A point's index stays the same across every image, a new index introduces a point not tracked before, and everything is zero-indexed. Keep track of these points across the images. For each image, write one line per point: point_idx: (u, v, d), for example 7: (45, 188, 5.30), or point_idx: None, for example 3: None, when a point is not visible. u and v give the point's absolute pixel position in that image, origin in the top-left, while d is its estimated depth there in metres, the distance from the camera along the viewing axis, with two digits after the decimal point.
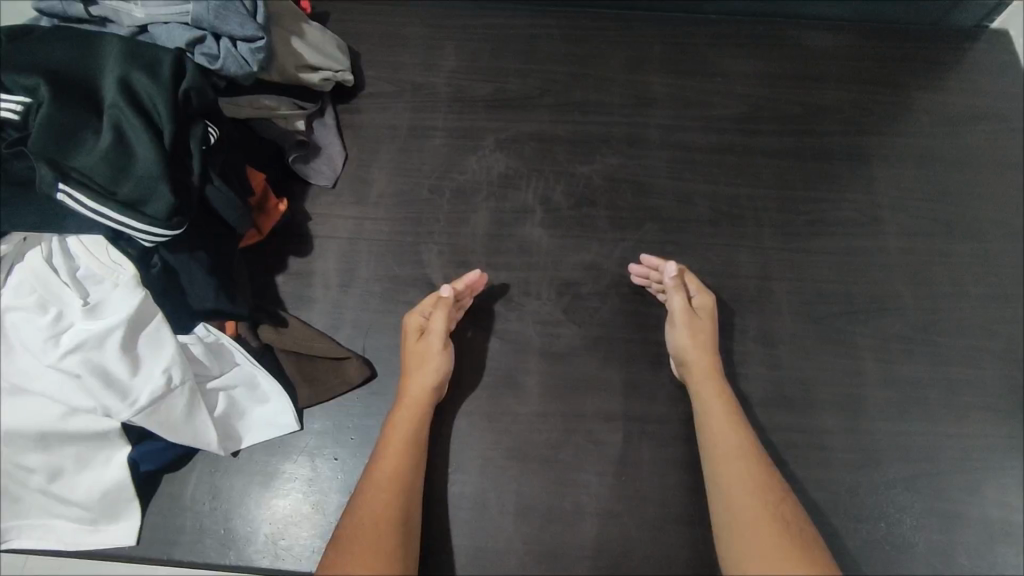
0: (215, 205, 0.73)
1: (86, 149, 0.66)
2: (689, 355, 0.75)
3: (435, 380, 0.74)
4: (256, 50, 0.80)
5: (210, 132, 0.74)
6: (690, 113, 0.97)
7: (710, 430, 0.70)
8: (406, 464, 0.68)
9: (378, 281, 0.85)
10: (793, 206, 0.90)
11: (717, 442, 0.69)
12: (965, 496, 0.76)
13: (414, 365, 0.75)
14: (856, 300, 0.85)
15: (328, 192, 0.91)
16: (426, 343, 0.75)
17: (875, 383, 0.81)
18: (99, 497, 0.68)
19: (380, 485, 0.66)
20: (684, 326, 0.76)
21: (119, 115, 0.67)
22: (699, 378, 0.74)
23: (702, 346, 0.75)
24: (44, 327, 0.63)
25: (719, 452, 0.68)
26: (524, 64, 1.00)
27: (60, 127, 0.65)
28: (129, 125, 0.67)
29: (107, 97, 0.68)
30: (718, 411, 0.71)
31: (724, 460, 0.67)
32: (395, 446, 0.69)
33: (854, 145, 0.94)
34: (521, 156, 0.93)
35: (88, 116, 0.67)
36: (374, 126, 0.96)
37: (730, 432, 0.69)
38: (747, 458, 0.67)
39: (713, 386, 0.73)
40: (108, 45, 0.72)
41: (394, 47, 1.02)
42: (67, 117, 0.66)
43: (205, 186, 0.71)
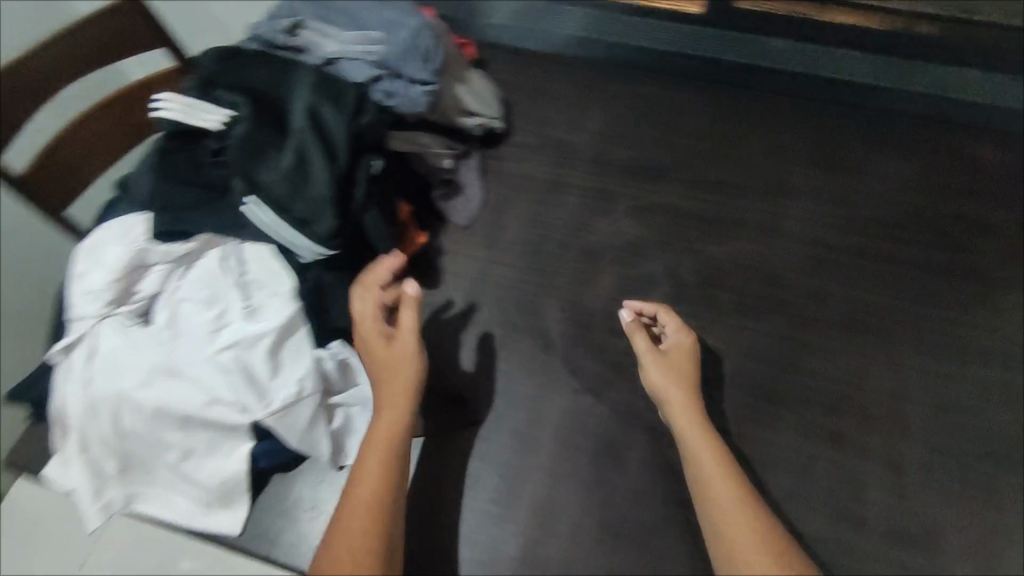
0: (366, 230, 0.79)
1: (270, 164, 0.72)
2: (676, 411, 0.71)
3: (407, 383, 0.71)
4: (427, 94, 0.86)
5: (374, 162, 0.79)
6: (832, 208, 0.94)
7: (717, 501, 0.64)
8: (388, 479, 0.66)
9: (496, 325, 0.87)
10: (935, 325, 0.85)
11: (724, 516, 0.63)
12: None
13: (389, 363, 0.72)
14: (998, 440, 0.78)
15: (463, 231, 0.96)
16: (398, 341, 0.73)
17: (1010, 537, 0.74)
18: (219, 483, 0.73)
19: (362, 498, 0.64)
20: (667, 374, 0.74)
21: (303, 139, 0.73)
22: (684, 426, 0.70)
23: (685, 400, 0.71)
24: (208, 321, 0.70)
25: (727, 525, 0.62)
26: (668, 136, 1.02)
27: (253, 143, 0.72)
28: (309, 149, 0.73)
29: (294, 120, 0.75)
30: (717, 475, 0.65)
31: (733, 537, 0.61)
32: (376, 458, 0.67)
33: (1014, 269, 0.88)
34: (652, 226, 0.94)
35: (275, 135, 0.74)
36: (515, 174, 1.00)
37: (737, 506, 0.63)
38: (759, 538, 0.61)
39: (707, 445, 0.68)
40: (301, 71, 0.79)
41: (544, 103, 1.07)
42: (259, 134, 0.73)
43: (362, 213, 0.77)
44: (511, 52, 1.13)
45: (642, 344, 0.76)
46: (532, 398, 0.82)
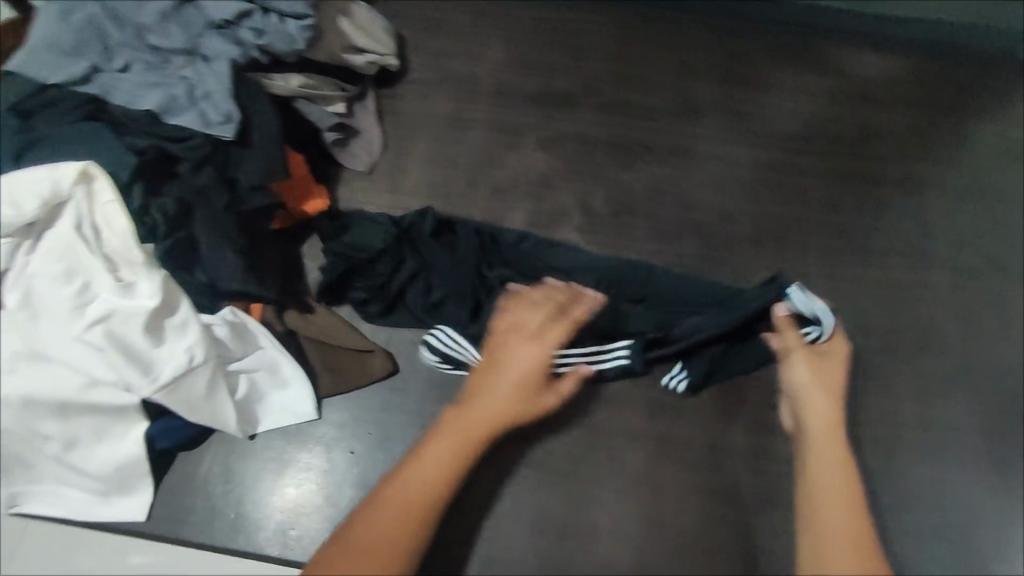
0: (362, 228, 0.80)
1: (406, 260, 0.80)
2: (815, 412, 0.70)
3: (497, 413, 0.67)
4: (304, 28, 0.78)
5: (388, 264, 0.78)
6: (740, 127, 0.93)
7: (816, 511, 0.64)
8: (428, 496, 0.62)
9: None
10: (839, 231, 0.87)
11: (829, 530, 0.62)
12: (994, 550, 0.71)
13: (490, 384, 0.68)
14: (900, 335, 0.80)
15: (363, 178, 0.90)
16: (505, 369, 0.69)
17: (911, 424, 0.76)
18: (114, 470, 0.67)
19: (395, 507, 0.61)
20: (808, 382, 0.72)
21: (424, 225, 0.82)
22: (828, 432, 0.69)
23: (831, 407, 0.70)
24: (69, 297, 0.63)
25: (832, 529, 0.62)
26: (572, 62, 0.98)
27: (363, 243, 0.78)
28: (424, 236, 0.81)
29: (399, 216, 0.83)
30: (833, 476, 0.65)
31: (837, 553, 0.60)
32: (428, 475, 0.63)
33: (910, 173, 0.90)
34: (562, 156, 0.91)
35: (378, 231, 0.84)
36: (414, 114, 0.94)
37: (849, 522, 0.62)
38: (849, 544, 0.61)
39: (834, 451, 0.67)
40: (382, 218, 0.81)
41: (441, 35, 1.00)
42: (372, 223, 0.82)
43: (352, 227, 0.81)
44: None
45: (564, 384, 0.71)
46: None
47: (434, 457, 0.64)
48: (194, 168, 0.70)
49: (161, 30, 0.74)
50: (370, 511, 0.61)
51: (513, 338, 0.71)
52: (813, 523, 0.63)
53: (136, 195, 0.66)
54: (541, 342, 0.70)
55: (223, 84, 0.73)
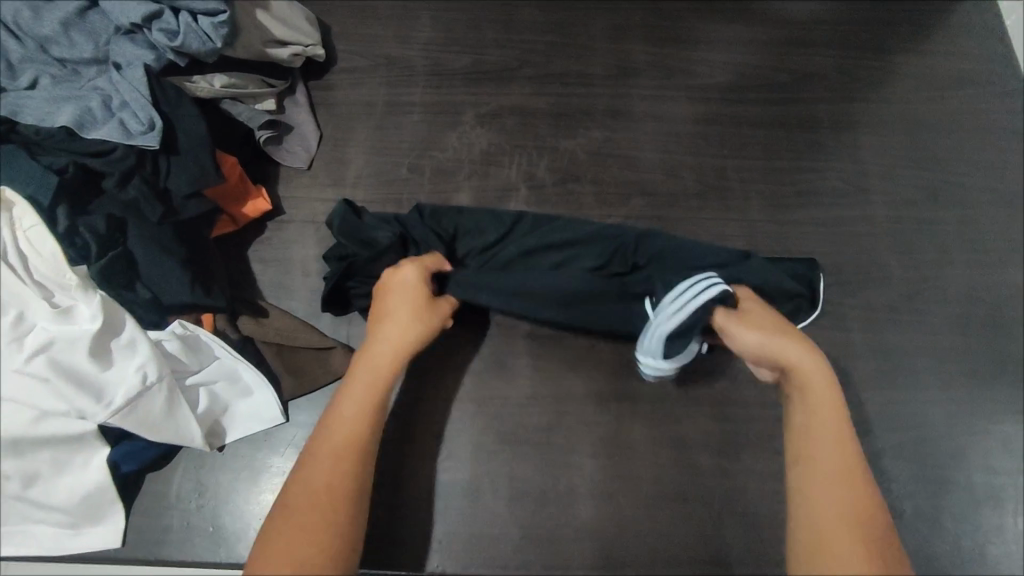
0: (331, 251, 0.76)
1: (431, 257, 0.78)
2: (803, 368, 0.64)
3: (396, 354, 0.67)
4: (218, 24, 0.74)
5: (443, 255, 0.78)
6: (674, 84, 0.94)
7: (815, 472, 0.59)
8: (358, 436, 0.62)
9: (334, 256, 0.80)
10: (779, 177, 0.89)
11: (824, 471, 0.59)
12: (951, 462, 0.74)
13: (377, 329, 0.69)
14: (844, 270, 0.83)
15: (303, 174, 0.88)
16: (384, 313, 0.70)
17: (863, 354, 0.78)
18: (80, 501, 0.65)
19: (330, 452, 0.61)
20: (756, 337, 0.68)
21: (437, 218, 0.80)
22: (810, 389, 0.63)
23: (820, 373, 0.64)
24: (4, 330, 0.60)
25: (821, 497, 0.58)
26: (503, 35, 0.97)
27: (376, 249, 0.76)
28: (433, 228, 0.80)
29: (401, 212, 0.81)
30: (825, 425, 0.61)
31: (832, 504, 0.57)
32: (344, 425, 0.63)
33: (839, 112, 0.92)
34: (502, 131, 0.91)
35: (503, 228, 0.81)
36: (348, 104, 0.92)
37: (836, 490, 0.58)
38: (841, 476, 0.59)
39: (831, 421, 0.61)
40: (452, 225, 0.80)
41: (367, 19, 0.97)
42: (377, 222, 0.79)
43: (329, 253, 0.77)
44: None
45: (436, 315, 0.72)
46: None
47: (354, 400, 0.64)
48: (120, 183, 0.68)
49: (67, 41, 0.72)
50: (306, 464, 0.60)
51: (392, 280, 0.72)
52: (801, 458, 0.61)
53: (61, 217, 0.64)
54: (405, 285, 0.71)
55: (139, 92, 0.70)
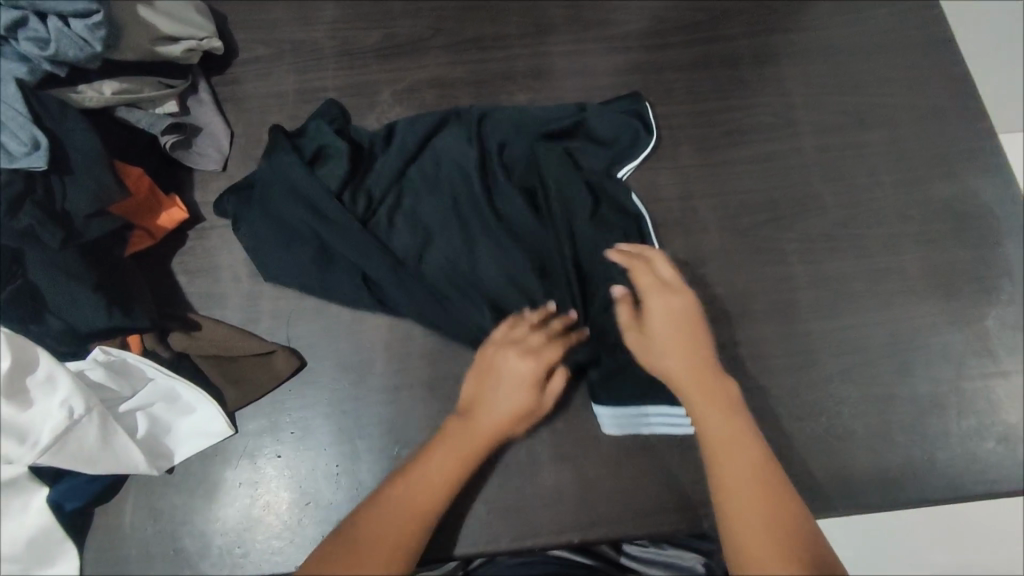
0: (278, 225, 0.76)
1: (368, 197, 0.78)
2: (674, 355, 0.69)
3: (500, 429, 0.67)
4: (94, 26, 0.69)
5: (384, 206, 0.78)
6: (592, 35, 0.92)
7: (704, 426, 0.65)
8: (429, 494, 0.63)
9: (269, 208, 0.76)
10: (707, 119, 0.88)
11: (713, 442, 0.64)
12: (895, 378, 0.76)
13: (489, 397, 0.68)
14: (779, 205, 0.83)
15: (220, 177, 0.84)
16: (497, 384, 0.68)
17: (804, 285, 0.79)
18: (25, 547, 0.63)
19: (407, 502, 0.62)
20: (668, 331, 0.70)
21: (313, 151, 0.78)
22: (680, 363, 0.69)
23: (689, 361, 0.68)
24: None
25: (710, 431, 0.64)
26: (410, 4, 0.92)
27: (331, 215, 0.75)
28: (328, 162, 0.78)
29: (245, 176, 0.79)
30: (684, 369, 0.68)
31: (718, 441, 0.64)
32: (433, 483, 0.64)
33: (759, 46, 0.92)
34: (421, 107, 0.88)
35: (384, 141, 0.81)
36: (257, 96, 0.88)
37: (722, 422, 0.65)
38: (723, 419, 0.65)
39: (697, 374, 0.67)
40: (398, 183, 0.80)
41: (264, 4, 0.92)
42: (273, 184, 0.76)
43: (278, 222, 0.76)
44: None
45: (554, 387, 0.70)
46: (351, 324, 0.76)
47: (438, 472, 0.64)
48: (9, 210, 0.63)
49: None
50: (382, 503, 0.62)
51: (508, 350, 0.69)
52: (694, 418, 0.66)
53: None
54: (538, 357, 0.69)
55: (15, 109, 0.64)
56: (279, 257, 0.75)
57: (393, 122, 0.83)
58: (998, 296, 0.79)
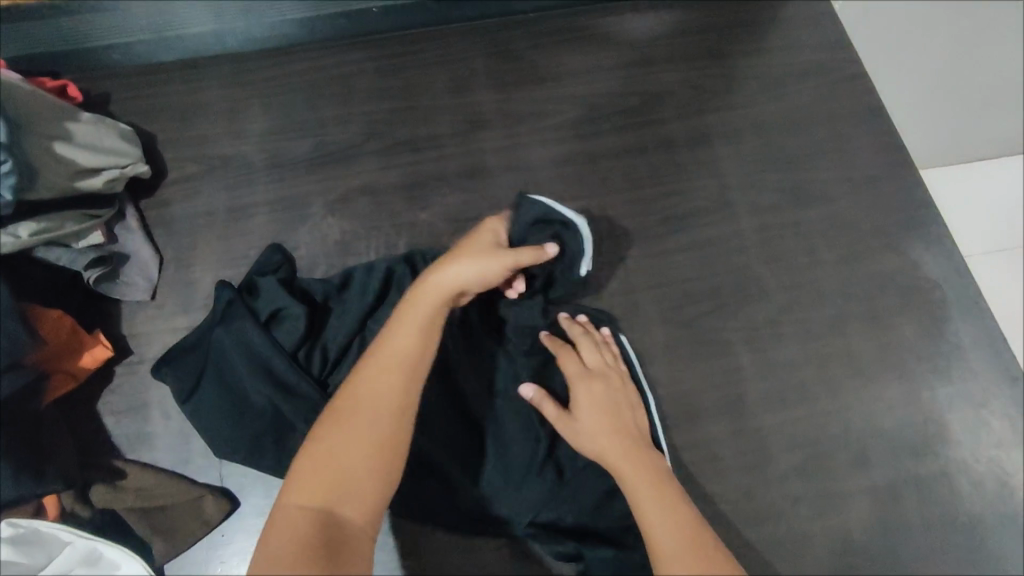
0: (231, 404, 0.71)
1: (320, 355, 0.74)
2: (607, 437, 0.66)
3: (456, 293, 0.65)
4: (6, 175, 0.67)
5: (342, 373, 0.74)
6: (525, 128, 0.91)
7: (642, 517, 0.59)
8: (396, 412, 0.57)
9: (221, 389, 0.71)
10: (644, 207, 0.87)
11: (652, 528, 0.58)
12: (854, 470, 0.73)
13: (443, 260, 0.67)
14: (722, 293, 0.81)
15: (149, 305, 0.82)
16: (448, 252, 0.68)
17: (754, 376, 0.77)
18: None
19: (382, 385, 0.58)
20: (597, 419, 0.68)
21: (270, 312, 0.73)
22: (613, 449, 0.65)
23: (623, 445, 0.65)
24: None
25: (650, 523, 0.58)
26: (341, 110, 0.92)
27: (288, 380, 0.70)
28: (285, 321, 0.73)
29: (189, 337, 0.74)
30: (618, 451, 0.65)
31: (658, 527, 0.57)
32: (395, 362, 0.60)
33: (693, 128, 0.91)
34: (355, 215, 0.86)
35: (338, 291, 0.78)
36: (187, 217, 0.86)
37: (660, 503, 0.59)
38: (664, 505, 0.59)
39: (632, 460, 0.64)
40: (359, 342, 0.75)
41: (194, 121, 0.92)
42: (227, 352, 0.71)
43: (230, 397, 0.71)
44: (132, 71, 0.94)
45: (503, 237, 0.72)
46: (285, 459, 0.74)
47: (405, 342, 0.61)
48: None
49: None
50: (345, 402, 0.57)
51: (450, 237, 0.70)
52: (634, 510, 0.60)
53: None
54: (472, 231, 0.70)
55: None
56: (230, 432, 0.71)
57: (346, 268, 0.79)
58: (948, 373, 0.78)
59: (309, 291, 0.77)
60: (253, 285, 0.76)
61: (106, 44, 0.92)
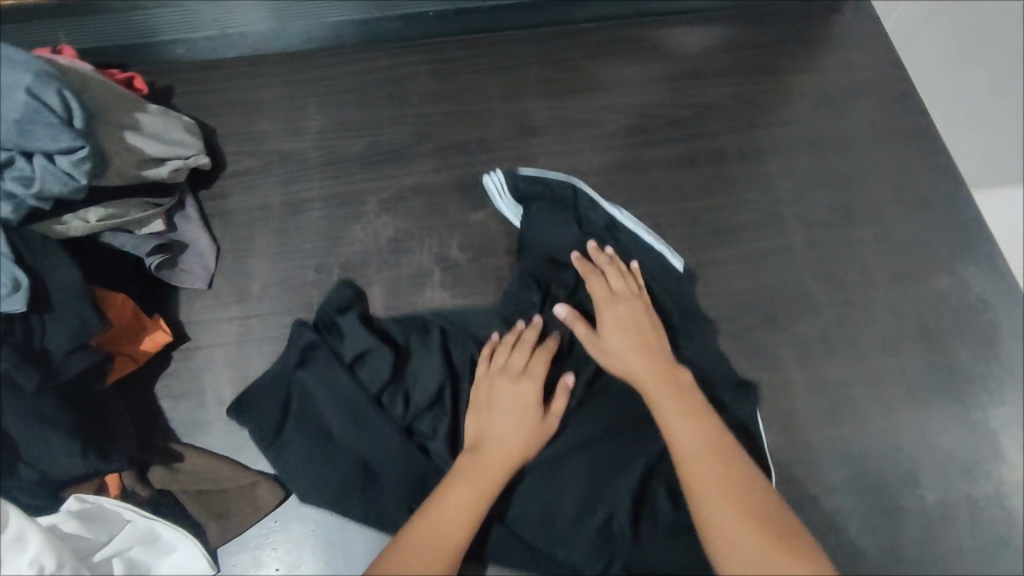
0: (320, 445, 0.72)
1: (404, 398, 0.73)
2: (640, 356, 0.71)
3: (512, 452, 0.68)
4: (80, 161, 0.68)
5: (426, 421, 0.74)
6: (578, 135, 0.93)
7: (667, 428, 0.65)
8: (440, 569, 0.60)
9: (309, 423, 0.73)
10: (695, 217, 0.87)
11: (678, 442, 0.64)
12: (905, 489, 0.73)
13: (493, 430, 0.70)
14: (772, 306, 0.82)
15: (205, 294, 0.84)
16: (496, 411, 0.71)
17: (803, 391, 0.77)
18: None
19: (425, 556, 0.60)
20: (622, 339, 0.73)
21: (355, 354, 0.73)
22: (638, 367, 0.71)
23: (648, 364, 0.70)
24: None
25: (675, 434, 0.64)
26: (397, 111, 0.94)
27: (372, 423, 0.72)
28: (370, 364, 0.74)
29: (265, 377, 0.74)
30: (641, 367, 0.70)
31: (682, 439, 0.64)
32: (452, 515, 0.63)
33: (744, 141, 0.92)
34: (408, 214, 0.88)
35: (422, 335, 0.77)
36: (245, 209, 0.88)
37: (683, 416, 0.65)
38: (686, 417, 0.65)
39: (653, 374, 0.69)
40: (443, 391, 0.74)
41: (253, 116, 0.94)
42: (316, 391, 0.72)
43: (321, 441, 0.72)
44: (195, 65, 0.97)
45: (555, 407, 0.71)
46: None
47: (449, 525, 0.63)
48: None
49: None
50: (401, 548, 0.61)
51: (500, 381, 0.72)
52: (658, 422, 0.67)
53: None
54: (529, 376, 0.72)
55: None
56: (310, 471, 0.71)
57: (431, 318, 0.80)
58: (1000, 396, 0.78)
59: (391, 335, 0.77)
60: (336, 325, 0.76)
61: (173, 38, 0.94)
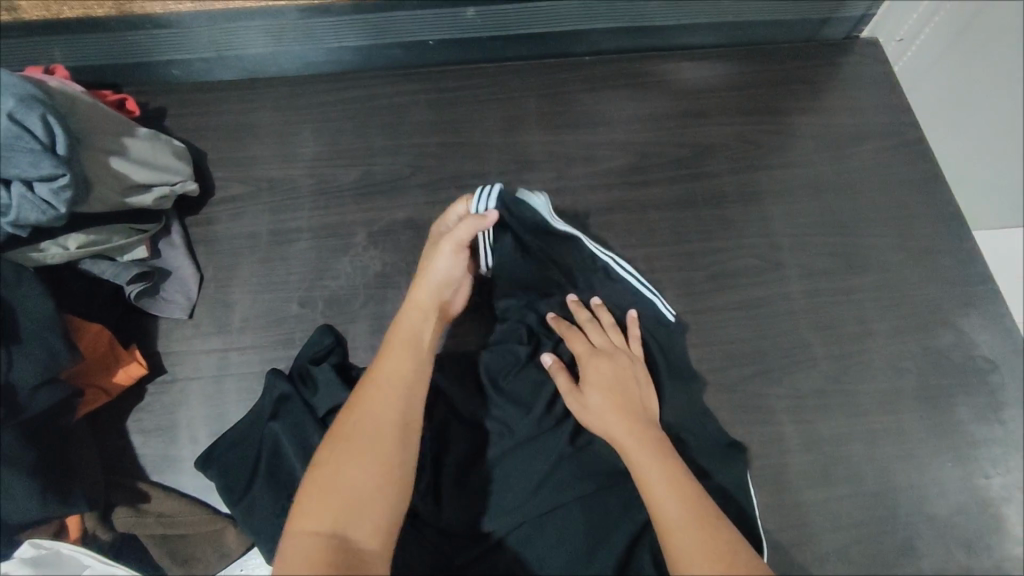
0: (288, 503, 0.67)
1: None
2: (618, 409, 0.68)
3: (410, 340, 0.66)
4: (59, 189, 0.66)
5: None
6: (574, 171, 0.90)
7: (647, 489, 0.61)
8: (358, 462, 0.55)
9: (278, 474, 0.69)
10: (691, 261, 0.85)
11: (660, 502, 0.59)
12: (899, 558, 0.70)
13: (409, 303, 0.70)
14: (767, 357, 0.79)
15: (185, 324, 0.82)
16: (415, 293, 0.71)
17: (797, 448, 0.74)
18: None
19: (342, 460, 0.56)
20: (603, 397, 0.69)
21: (330, 407, 0.71)
22: (615, 418, 0.67)
23: (627, 419, 0.67)
24: None
25: (656, 497, 0.60)
26: (391, 140, 0.92)
27: None
28: None
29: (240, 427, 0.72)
30: (617, 421, 0.67)
31: (663, 500, 0.59)
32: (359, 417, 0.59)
33: (745, 183, 0.90)
34: (397, 248, 0.86)
35: None
36: (230, 237, 0.87)
37: (663, 475, 0.61)
38: (667, 476, 0.61)
39: (629, 427, 0.66)
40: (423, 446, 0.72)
41: (245, 141, 0.92)
42: (286, 446, 0.69)
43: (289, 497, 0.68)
44: (190, 87, 0.96)
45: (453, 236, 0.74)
46: None
47: (360, 475, 0.55)
48: None
49: None
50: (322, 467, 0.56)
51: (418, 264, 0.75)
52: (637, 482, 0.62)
53: None
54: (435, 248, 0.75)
55: None
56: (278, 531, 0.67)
57: None
58: (1001, 462, 0.75)
59: None
60: (311, 375, 0.74)
61: (168, 59, 0.93)
